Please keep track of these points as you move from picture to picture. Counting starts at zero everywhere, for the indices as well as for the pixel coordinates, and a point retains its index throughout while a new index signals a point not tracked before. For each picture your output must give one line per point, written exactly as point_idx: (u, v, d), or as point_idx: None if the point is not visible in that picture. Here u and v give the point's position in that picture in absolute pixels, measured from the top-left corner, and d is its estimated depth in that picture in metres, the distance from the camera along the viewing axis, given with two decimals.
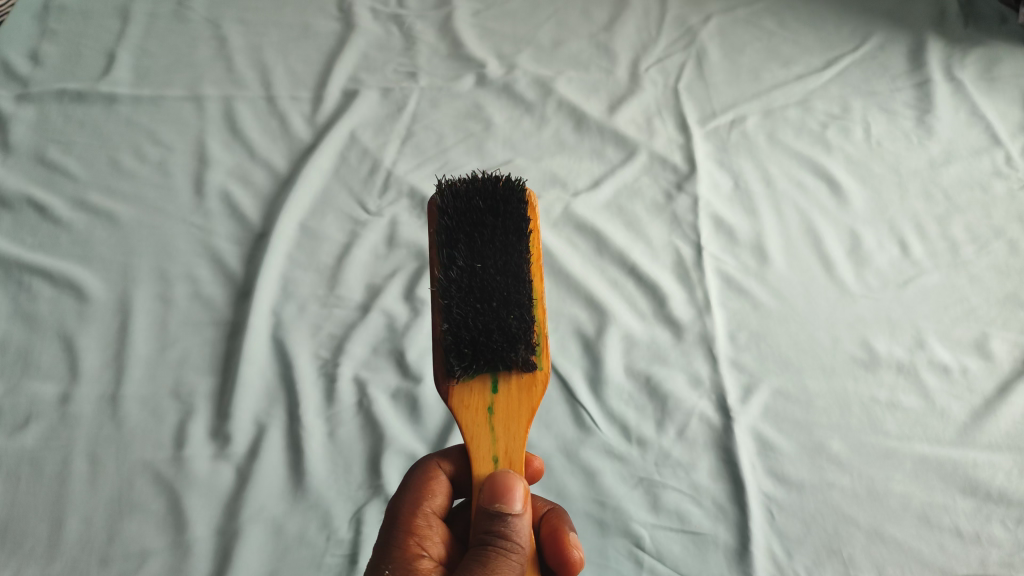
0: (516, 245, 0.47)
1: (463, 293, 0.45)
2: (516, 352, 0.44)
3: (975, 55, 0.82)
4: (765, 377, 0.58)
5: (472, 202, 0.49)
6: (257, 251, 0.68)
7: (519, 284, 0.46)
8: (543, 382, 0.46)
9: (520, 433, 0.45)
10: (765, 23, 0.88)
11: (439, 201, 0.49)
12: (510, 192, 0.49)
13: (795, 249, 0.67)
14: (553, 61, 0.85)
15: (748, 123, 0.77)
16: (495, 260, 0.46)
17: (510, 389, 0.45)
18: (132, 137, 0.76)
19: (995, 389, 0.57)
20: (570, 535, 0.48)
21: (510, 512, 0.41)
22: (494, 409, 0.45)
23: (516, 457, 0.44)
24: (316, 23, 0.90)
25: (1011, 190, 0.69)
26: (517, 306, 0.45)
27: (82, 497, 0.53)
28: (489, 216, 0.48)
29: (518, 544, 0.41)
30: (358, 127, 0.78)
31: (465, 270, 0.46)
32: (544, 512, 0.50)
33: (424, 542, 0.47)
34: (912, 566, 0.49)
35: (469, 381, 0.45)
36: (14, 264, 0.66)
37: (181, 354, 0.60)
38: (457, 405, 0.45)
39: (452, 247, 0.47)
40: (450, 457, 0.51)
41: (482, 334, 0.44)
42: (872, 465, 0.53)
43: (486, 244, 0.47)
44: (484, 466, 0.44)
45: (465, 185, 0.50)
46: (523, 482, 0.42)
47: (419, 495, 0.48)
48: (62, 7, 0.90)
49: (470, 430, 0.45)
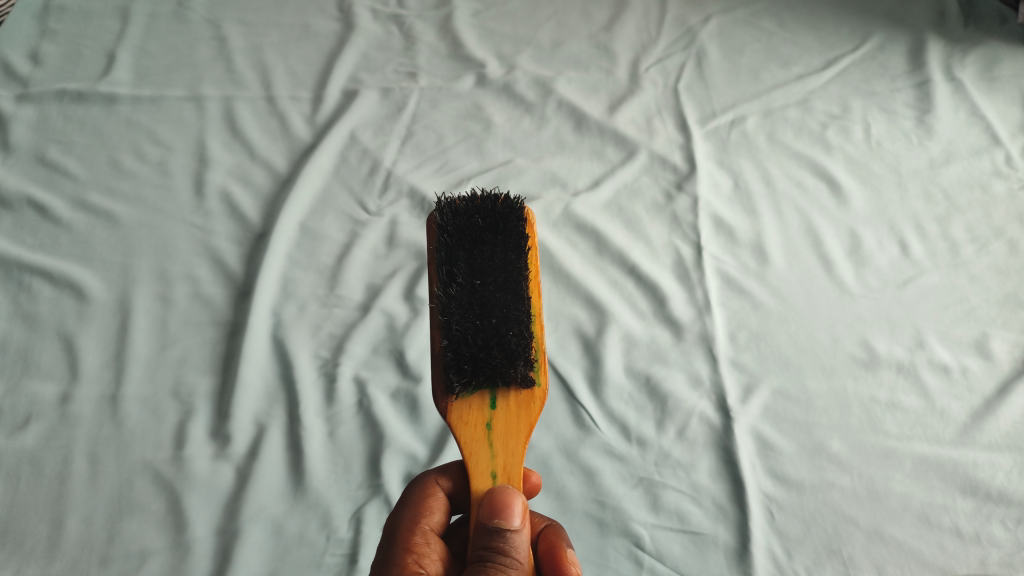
0: (516, 262, 0.47)
1: (463, 310, 0.45)
2: (515, 369, 0.44)
3: (974, 54, 0.82)
4: (765, 377, 0.58)
5: (471, 220, 0.49)
6: (257, 251, 0.68)
7: (519, 300, 0.46)
8: (541, 399, 0.46)
9: (518, 449, 0.45)
10: (765, 23, 0.88)
11: (438, 218, 0.49)
12: (509, 210, 0.49)
13: (794, 249, 0.67)
14: (553, 61, 0.85)
15: (748, 123, 0.77)
16: (494, 276, 0.46)
17: (508, 405, 0.45)
18: (131, 137, 0.76)
19: (995, 389, 0.57)
20: (568, 551, 0.48)
21: (509, 527, 0.40)
22: (493, 425, 0.45)
23: (515, 473, 0.44)
24: (316, 23, 0.90)
25: (1012, 190, 0.69)
26: (516, 323, 0.45)
27: (81, 497, 0.53)
28: (488, 234, 0.48)
29: (517, 560, 0.41)
30: (358, 127, 0.78)
31: (465, 287, 0.45)
32: (542, 528, 0.50)
33: (422, 559, 0.47)
34: (912, 566, 0.49)
35: (468, 396, 0.45)
36: (14, 264, 0.66)
37: (181, 354, 0.60)
38: (455, 421, 0.45)
39: (451, 264, 0.47)
40: (447, 472, 0.50)
41: (482, 350, 0.43)
42: (872, 466, 0.53)
43: (485, 261, 0.47)
44: (483, 482, 0.44)
45: (465, 203, 0.49)
46: (521, 498, 0.42)
47: (417, 513, 0.48)
48: (61, 7, 0.90)
49: (469, 446, 0.45)
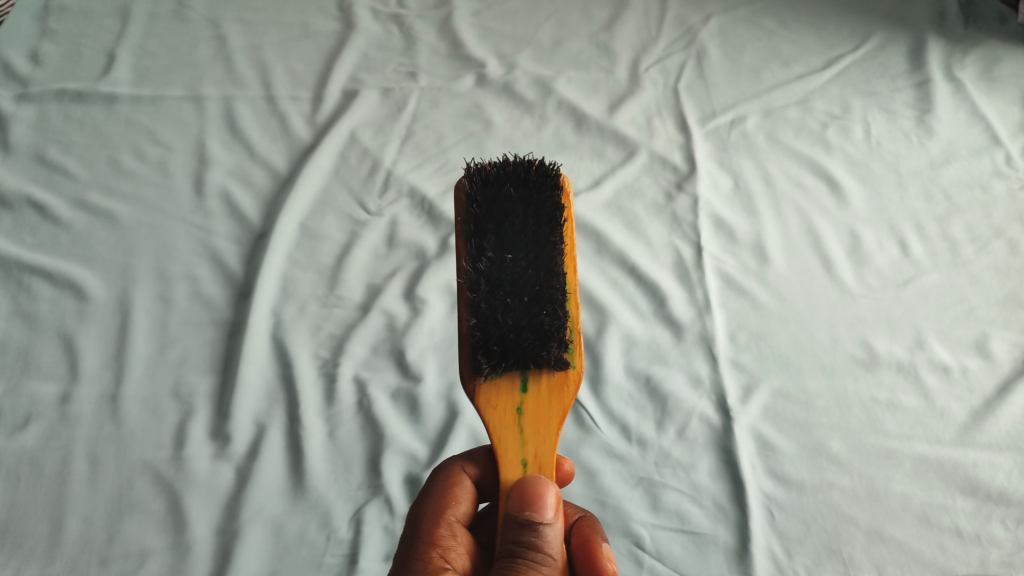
0: (549, 235, 0.45)
1: (491, 287, 0.43)
2: (548, 351, 0.43)
3: (974, 54, 0.82)
4: (765, 377, 0.58)
5: (503, 188, 0.48)
6: (257, 251, 0.68)
7: (552, 277, 0.44)
8: (575, 382, 0.44)
9: (550, 437, 0.43)
10: (765, 23, 0.88)
11: (468, 186, 0.48)
12: (543, 177, 0.48)
13: (794, 248, 0.67)
14: (553, 61, 0.85)
15: (748, 122, 0.77)
16: (526, 251, 0.45)
17: (540, 389, 0.44)
18: (131, 136, 0.76)
19: (995, 389, 0.57)
20: (603, 547, 0.48)
21: (540, 520, 0.40)
22: (523, 410, 0.44)
23: (546, 461, 0.43)
24: (316, 23, 0.90)
25: (1012, 190, 0.69)
26: (549, 302, 0.43)
27: (81, 497, 0.53)
28: (520, 205, 0.47)
29: (549, 556, 0.41)
30: (358, 127, 0.78)
31: (495, 262, 0.44)
32: (575, 520, 0.50)
33: (448, 554, 0.47)
34: (912, 566, 0.49)
35: (496, 379, 0.44)
36: (14, 263, 0.66)
37: (181, 354, 0.60)
38: (484, 405, 0.44)
39: (480, 237, 0.46)
40: (473, 460, 0.51)
41: (512, 331, 0.42)
42: (872, 465, 0.53)
43: (517, 234, 0.45)
44: (513, 471, 0.43)
45: (496, 170, 0.49)
46: (554, 488, 0.41)
47: (442, 503, 0.48)
48: (61, 7, 0.90)
49: (498, 431, 0.43)
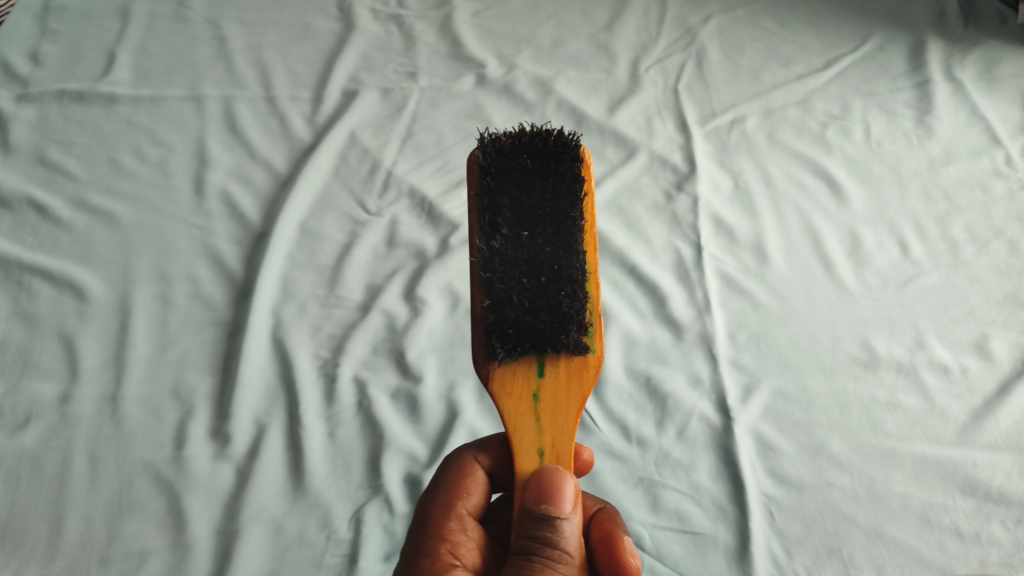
0: (568, 211, 0.45)
1: (506, 267, 0.43)
2: (567, 335, 0.42)
3: (974, 54, 0.82)
4: (765, 377, 0.58)
5: (519, 159, 0.47)
6: (257, 251, 0.68)
7: (571, 256, 0.44)
8: (595, 367, 0.44)
9: (568, 425, 0.43)
10: (765, 23, 0.88)
11: (481, 158, 0.47)
12: (563, 148, 0.47)
13: (794, 248, 0.67)
14: (553, 61, 0.85)
15: (748, 122, 0.77)
16: (543, 228, 0.44)
17: (558, 374, 0.44)
18: (131, 137, 0.76)
19: (995, 389, 0.57)
20: (625, 541, 0.48)
21: (558, 515, 0.40)
22: (540, 397, 0.43)
23: (564, 451, 0.43)
24: (316, 23, 0.90)
25: (1011, 190, 0.69)
26: (568, 282, 0.43)
27: (81, 497, 0.53)
28: (537, 177, 0.46)
29: (566, 553, 0.40)
30: (358, 127, 0.78)
31: (510, 240, 0.44)
32: (595, 512, 0.50)
33: (457, 550, 0.47)
34: (912, 566, 0.49)
35: (512, 364, 0.44)
36: (14, 263, 0.66)
37: (181, 354, 0.60)
38: (499, 391, 0.44)
39: (494, 212, 0.45)
40: (486, 449, 0.51)
41: (528, 313, 0.42)
42: (872, 465, 0.53)
43: (533, 210, 0.44)
44: (529, 461, 0.43)
45: (512, 141, 0.47)
46: (572, 481, 0.41)
47: (452, 495, 0.49)
48: (61, 7, 0.90)
49: (514, 420, 0.43)
